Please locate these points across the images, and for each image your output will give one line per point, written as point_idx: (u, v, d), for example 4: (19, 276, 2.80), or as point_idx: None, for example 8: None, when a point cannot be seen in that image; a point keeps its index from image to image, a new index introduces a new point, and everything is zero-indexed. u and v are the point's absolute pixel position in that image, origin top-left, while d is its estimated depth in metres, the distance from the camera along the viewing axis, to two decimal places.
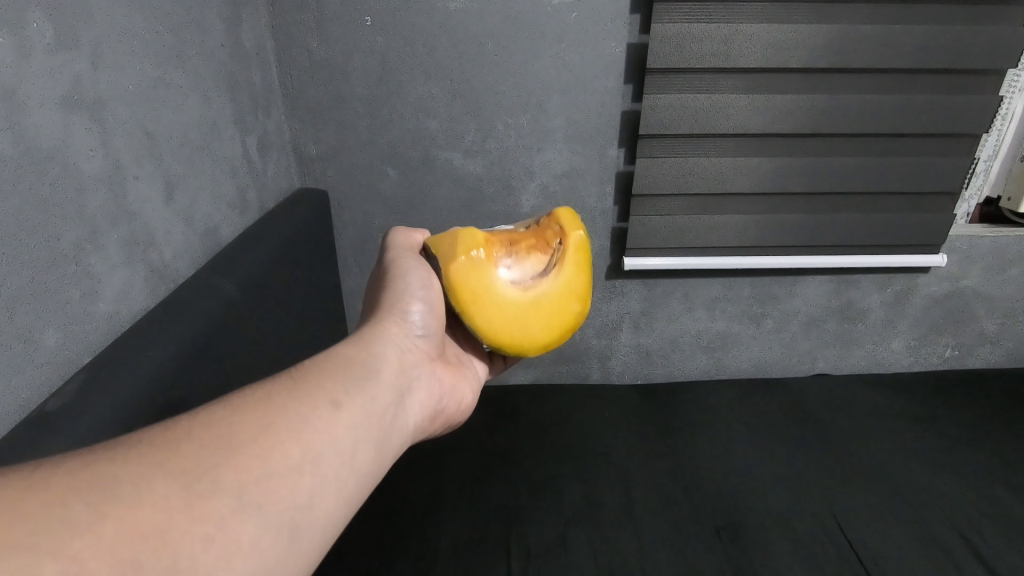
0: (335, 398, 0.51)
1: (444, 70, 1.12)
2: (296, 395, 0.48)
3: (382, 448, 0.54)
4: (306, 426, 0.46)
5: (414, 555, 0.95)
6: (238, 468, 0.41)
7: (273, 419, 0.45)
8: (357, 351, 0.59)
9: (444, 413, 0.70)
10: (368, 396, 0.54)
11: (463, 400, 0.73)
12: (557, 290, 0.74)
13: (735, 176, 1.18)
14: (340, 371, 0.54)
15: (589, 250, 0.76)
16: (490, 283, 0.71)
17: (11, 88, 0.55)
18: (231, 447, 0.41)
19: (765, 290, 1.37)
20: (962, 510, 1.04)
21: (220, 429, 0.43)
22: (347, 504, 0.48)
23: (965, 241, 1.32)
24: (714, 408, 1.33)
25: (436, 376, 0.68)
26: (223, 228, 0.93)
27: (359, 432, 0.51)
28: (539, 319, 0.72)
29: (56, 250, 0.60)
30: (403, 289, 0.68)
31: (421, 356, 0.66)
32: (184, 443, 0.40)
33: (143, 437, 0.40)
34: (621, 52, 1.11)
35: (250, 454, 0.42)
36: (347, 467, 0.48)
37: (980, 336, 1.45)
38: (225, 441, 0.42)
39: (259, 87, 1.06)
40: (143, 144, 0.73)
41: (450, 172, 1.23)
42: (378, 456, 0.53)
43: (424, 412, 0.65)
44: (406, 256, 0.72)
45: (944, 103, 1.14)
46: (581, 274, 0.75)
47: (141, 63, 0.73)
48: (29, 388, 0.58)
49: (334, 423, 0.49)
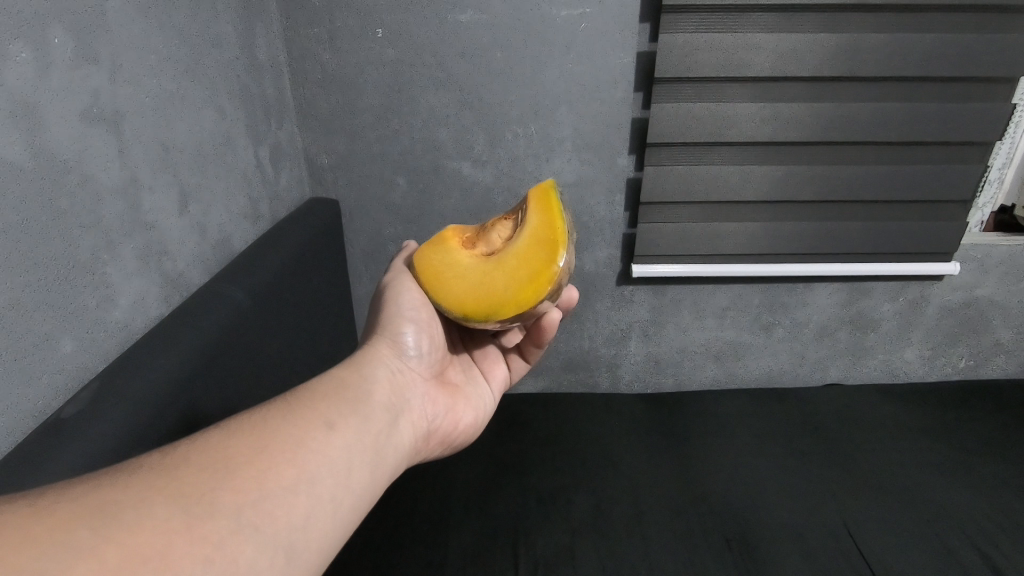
0: (326, 421, 0.52)
1: (453, 81, 1.14)
2: (288, 419, 0.50)
3: (375, 471, 0.54)
4: (298, 448, 0.47)
5: (422, 563, 0.96)
6: (234, 489, 0.41)
7: (266, 442, 0.46)
8: (347, 376, 0.60)
9: (439, 435, 0.70)
10: (359, 418, 0.55)
11: (460, 422, 0.74)
12: (522, 247, 0.69)
13: (745, 184, 1.18)
14: (332, 395, 0.56)
15: (551, 199, 0.71)
16: (449, 261, 0.72)
17: (34, 103, 0.57)
18: (229, 467, 0.42)
19: (776, 299, 1.37)
20: (978, 521, 1.03)
21: (216, 453, 0.43)
22: (341, 525, 0.48)
23: (979, 250, 1.31)
24: (724, 418, 1.32)
25: (429, 398, 0.69)
26: (236, 237, 0.95)
27: (351, 453, 0.51)
28: (501, 278, 0.68)
29: (75, 259, 0.62)
30: (395, 312, 0.70)
31: (411, 379, 0.67)
32: (181, 468, 0.40)
33: (142, 463, 0.41)
34: (628, 62, 1.12)
35: (248, 474, 0.43)
36: (341, 488, 0.49)
37: (996, 346, 1.43)
38: (221, 465, 0.42)
39: (272, 99, 1.08)
40: (159, 156, 0.75)
41: (459, 182, 1.24)
42: (373, 477, 0.53)
43: (419, 433, 0.65)
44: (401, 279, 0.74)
45: (955, 111, 1.13)
46: (544, 223, 0.69)
47: (158, 77, 0.75)
48: (47, 394, 0.59)
49: (325, 445, 0.50)
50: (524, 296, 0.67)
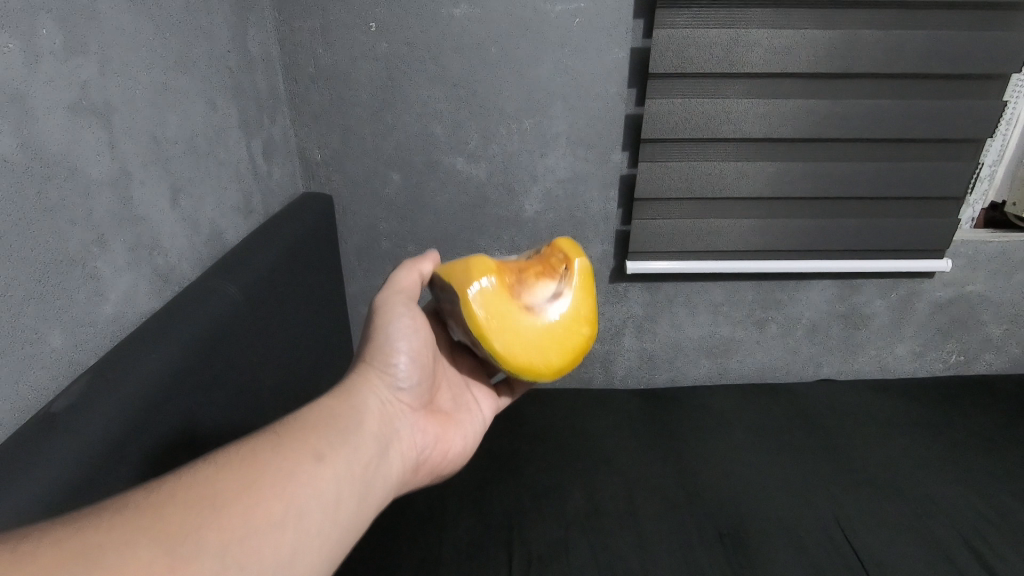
0: (317, 452, 0.51)
1: (447, 75, 1.13)
2: (279, 451, 0.49)
3: (364, 504, 0.54)
4: (288, 481, 0.47)
5: (415, 558, 0.96)
6: (221, 527, 0.41)
7: (256, 475, 0.46)
8: (339, 405, 0.59)
9: (428, 465, 0.69)
10: (349, 450, 0.54)
11: (449, 451, 0.73)
12: (569, 317, 0.71)
13: (739, 180, 1.19)
14: (322, 426, 0.55)
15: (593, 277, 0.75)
16: (508, 313, 0.67)
17: (22, 94, 0.57)
18: (216, 506, 0.42)
19: (769, 295, 1.37)
20: (968, 515, 1.04)
21: (205, 487, 0.43)
22: (328, 560, 0.48)
23: (970, 246, 1.32)
24: (717, 413, 1.33)
25: (419, 426, 0.68)
26: (228, 232, 0.94)
27: (341, 485, 0.51)
28: (556, 349, 0.69)
29: (64, 253, 0.61)
30: (386, 340, 0.68)
31: (403, 407, 0.67)
32: (169, 504, 0.40)
33: (130, 498, 0.41)
34: (623, 57, 1.11)
35: (235, 512, 0.42)
36: (329, 522, 0.48)
37: (986, 341, 1.44)
38: (209, 501, 0.42)
39: (264, 93, 1.07)
40: (149, 149, 0.75)
41: (453, 177, 1.24)
42: (360, 509, 0.53)
43: (408, 463, 0.65)
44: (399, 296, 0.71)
45: (947, 108, 1.13)
46: (590, 302, 0.73)
47: (149, 70, 0.74)
48: (37, 388, 0.59)
49: (316, 478, 0.49)
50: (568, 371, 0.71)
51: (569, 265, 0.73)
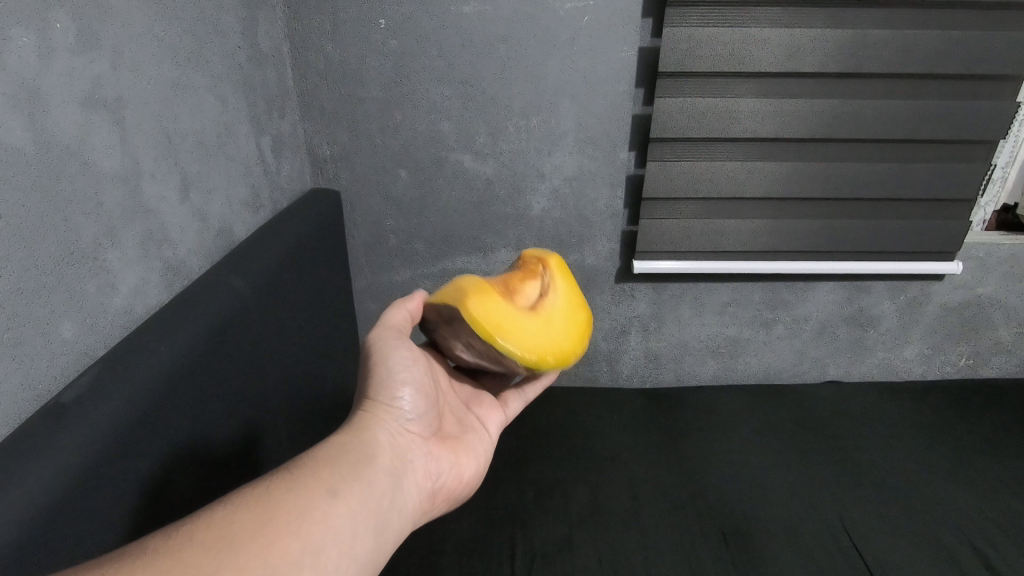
0: (330, 488, 0.52)
1: (456, 73, 1.13)
2: (293, 488, 0.50)
3: (381, 537, 0.54)
4: (303, 518, 0.48)
5: (419, 554, 0.96)
6: (238, 568, 0.42)
7: (270, 515, 0.47)
8: (351, 438, 0.60)
9: (445, 491, 0.69)
10: (363, 484, 0.55)
11: (465, 476, 0.72)
12: (561, 307, 0.78)
13: (747, 181, 1.18)
14: (335, 460, 0.56)
15: (568, 272, 0.83)
16: (507, 311, 0.71)
17: (35, 86, 0.57)
18: (232, 549, 0.43)
19: (776, 295, 1.37)
20: (974, 518, 1.03)
21: (219, 530, 0.44)
22: None
23: (981, 249, 1.31)
24: (723, 414, 1.32)
25: (433, 453, 0.68)
26: (237, 227, 0.95)
27: (356, 520, 0.52)
28: (558, 332, 0.74)
29: (76, 244, 0.62)
30: (387, 375, 0.67)
31: (415, 435, 0.67)
32: (185, 549, 0.42)
33: (149, 543, 0.42)
34: (632, 56, 1.11)
35: (251, 554, 0.43)
36: (346, 558, 0.49)
37: (996, 345, 1.43)
38: (223, 543, 0.43)
39: (274, 89, 1.08)
40: (160, 144, 0.75)
41: (461, 175, 1.24)
42: (377, 543, 0.53)
43: (424, 492, 0.65)
44: (389, 335, 0.70)
45: (959, 109, 1.12)
46: (573, 293, 0.81)
47: (160, 65, 0.75)
48: (47, 378, 0.59)
49: (331, 513, 0.50)
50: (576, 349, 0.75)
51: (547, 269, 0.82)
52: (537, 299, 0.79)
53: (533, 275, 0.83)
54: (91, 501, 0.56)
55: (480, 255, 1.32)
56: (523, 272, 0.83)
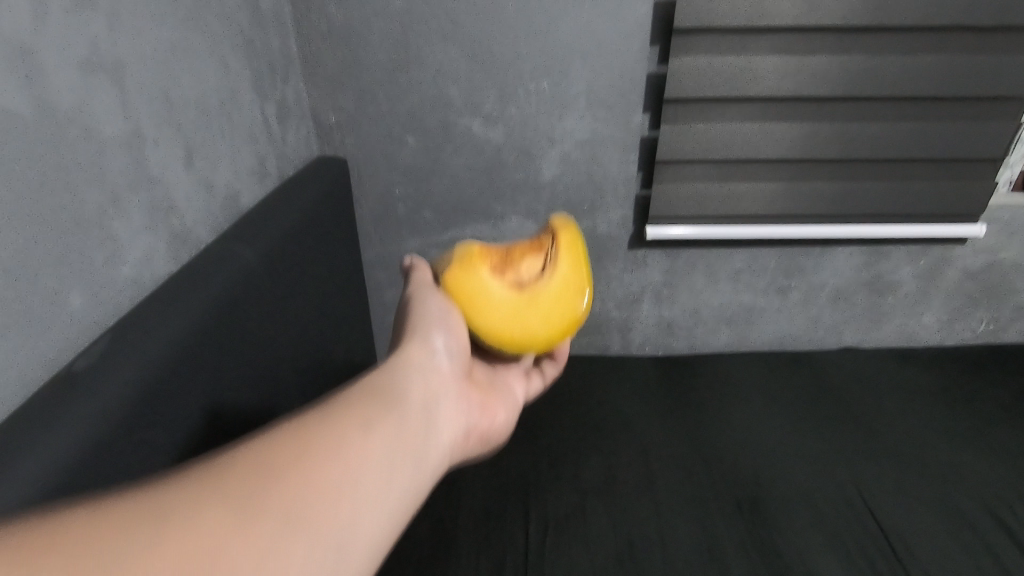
0: (367, 414, 0.51)
1: (463, 33, 1.09)
2: (331, 413, 0.49)
3: (420, 463, 0.53)
4: (341, 437, 0.47)
5: (434, 523, 0.97)
6: (279, 478, 0.40)
7: (312, 433, 0.46)
8: (386, 376, 0.59)
9: (476, 436, 0.69)
10: (399, 412, 0.54)
11: (493, 423, 0.73)
12: (555, 285, 0.77)
13: (765, 142, 1.14)
14: (372, 393, 0.55)
15: (579, 249, 0.80)
16: (483, 285, 0.76)
17: (31, 49, 0.55)
18: (275, 463, 0.41)
19: (793, 261, 1.34)
20: (992, 486, 1.02)
21: (264, 445, 0.43)
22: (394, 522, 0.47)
23: (1007, 211, 1.27)
24: (736, 381, 1.31)
25: (463, 395, 0.68)
26: (244, 196, 0.93)
27: (394, 441, 0.50)
28: (537, 313, 0.75)
29: (81, 213, 0.61)
30: (423, 318, 0.70)
31: (446, 377, 0.66)
32: (231, 463, 0.40)
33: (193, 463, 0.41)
34: (646, 13, 1.07)
35: (293, 467, 0.42)
36: (388, 477, 0.47)
37: (1019, 310, 1.40)
38: (268, 457, 0.42)
39: (277, 53, 1.05)
40: (162, 110, 0.73)
41: (470, 141, 1.21)
42: (418, 473, 0.52)
43: (458, 429, 0.64)
44: (425, 291, 0.76)
45: (992, 64, 1.07)
46: (576, 270, 0.78)
47: (158, 28, 0.72)
48: (59, 347, 0.59)
49: (368, 434, 0.49)
50: (553, 336, 0.76)
51: (554, 241, 0.81)
52: (533, 272, 0.81)
53: (544, 246, 0.83)
54: (109, 470, 0.56)
55: (490, 223, 1.30)
56: (536, 243, 0.84)
